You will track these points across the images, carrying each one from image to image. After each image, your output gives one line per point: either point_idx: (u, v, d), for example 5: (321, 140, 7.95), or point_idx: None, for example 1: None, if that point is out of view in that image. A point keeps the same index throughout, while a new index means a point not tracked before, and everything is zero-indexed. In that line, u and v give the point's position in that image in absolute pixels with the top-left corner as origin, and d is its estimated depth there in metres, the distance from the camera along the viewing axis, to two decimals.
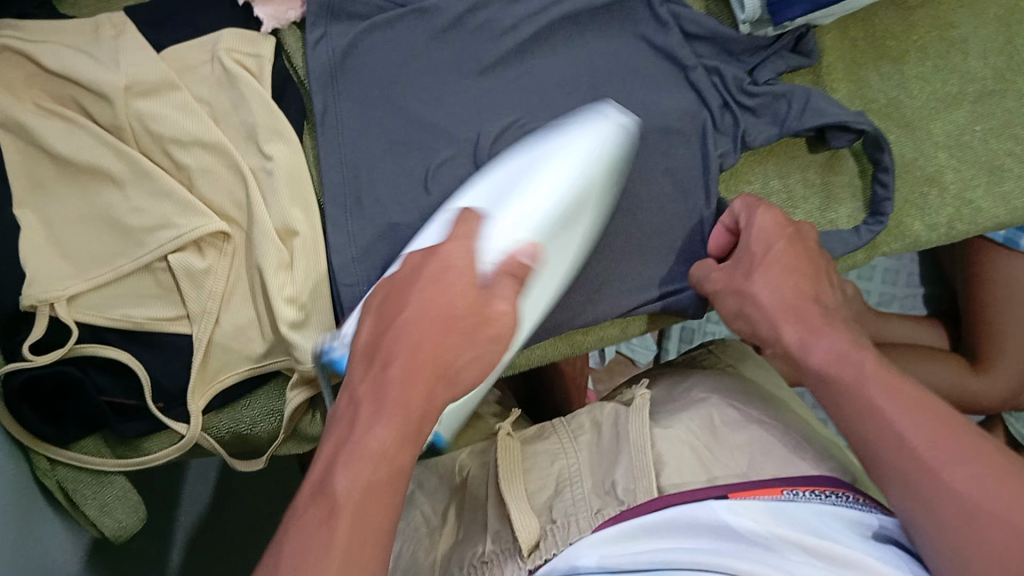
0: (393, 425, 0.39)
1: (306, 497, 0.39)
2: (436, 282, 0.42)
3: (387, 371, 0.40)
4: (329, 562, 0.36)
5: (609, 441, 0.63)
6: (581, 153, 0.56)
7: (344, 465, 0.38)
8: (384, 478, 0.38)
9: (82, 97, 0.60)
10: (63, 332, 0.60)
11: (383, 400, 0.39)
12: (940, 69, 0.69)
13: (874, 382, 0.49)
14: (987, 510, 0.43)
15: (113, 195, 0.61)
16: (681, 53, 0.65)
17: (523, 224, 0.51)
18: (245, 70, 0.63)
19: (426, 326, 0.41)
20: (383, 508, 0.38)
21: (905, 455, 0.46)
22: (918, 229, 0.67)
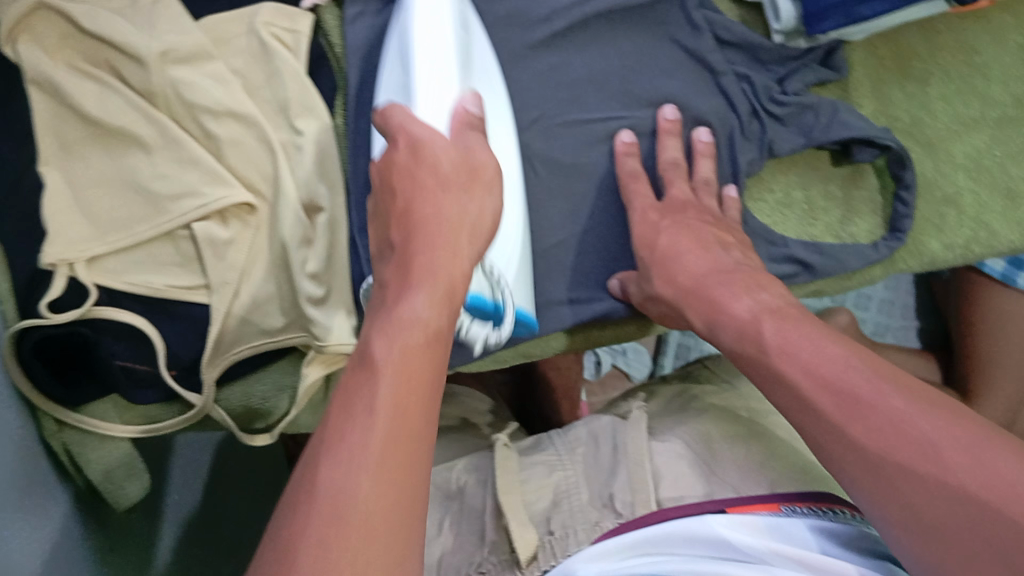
0: (431, 294, 0.42)
1: (352, 374, 0.39)
2: (414, 155, 0.47)
3: (415, 249, 0.44)
4: (383, 410, 0.37)
5: (607, 454, 0.63)
6: (425, 1, 0.57)
7: (384, 329, 0.40)
8: (428, 345, 0.40)
9: (116, 61, 0.60)
10: (80, 293, 0.59)
11: (411, 275, 0.43)
12: (963, 92, 0.70)
13: (787, 345, 0.48)
14: (911, 442, 0.41)
15: (140, 159, 0.61)
16: (712, 58, 0.66)
17: (445, 82, 0.53)
18: (282, 44, 0.63)
19: (435, 196, 0.46)
20: (426, 364, 0.40)
21: (824, 412, 0.45)
22: (934, 247, 0.68)
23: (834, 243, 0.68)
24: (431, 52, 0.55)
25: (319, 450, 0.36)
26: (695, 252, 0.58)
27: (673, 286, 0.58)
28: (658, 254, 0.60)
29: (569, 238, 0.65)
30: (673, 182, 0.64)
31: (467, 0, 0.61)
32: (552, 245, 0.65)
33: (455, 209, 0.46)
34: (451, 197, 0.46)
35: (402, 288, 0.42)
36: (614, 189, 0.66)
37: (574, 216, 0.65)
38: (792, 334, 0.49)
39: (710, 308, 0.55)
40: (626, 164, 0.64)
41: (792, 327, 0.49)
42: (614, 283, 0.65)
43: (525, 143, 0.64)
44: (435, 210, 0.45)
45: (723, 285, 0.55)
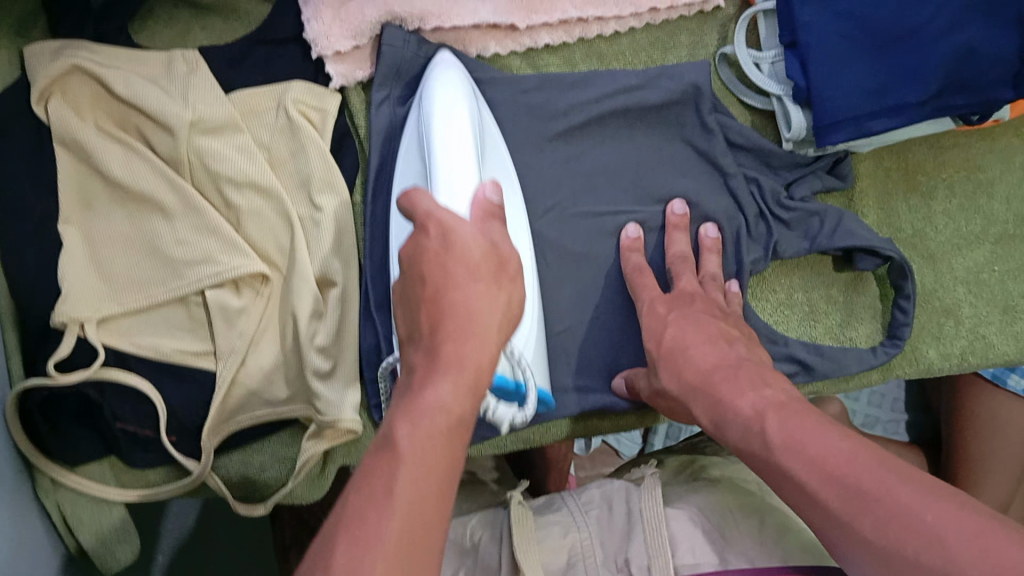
0: (454, 388, 0.41)
1: (369, 467, 0.39)
2: (444, 251, 0.44)
3: (447, 334, 0.42)
4: (400, 507, 0.37)
5: (621, 519, 0.64)
6: (445, 92, 0.58)
7: (410, 416, 0.40)
8: (450, 437, 0.40)
9: (143, 126, 0.62)
10: (89, 353, 0.60)
11: (439, 361, 0.42)
12: (965, 208, 0.71)
13: (787, 444, 0.48)
14: (915, 534, 0.41)
15: (159, 224, 0.61)
16: (723, 161, 0.67)
17: (471, 173, 0.53)
18: (308, 121, 0.64)
19: (467, 291, 0.43)
20: (447, 454, 0.40)
21: (832, 508, 0.45)
22: (931, 357, 0.70)
23: (834, 345, 0.69)
24: (454, 139, 0.55)
25: (337, 530, 0.37)
26: (699, 345, 0.58)
27: (678, 381, 0.58)
28: (661, 348, 0.60)
29: (575, 325, 0.66)
30: (681, 275, 0.65)
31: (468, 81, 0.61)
32: (558, 332, 0.66)
33: (486, 308, 0.44)
34: (489, 296, 0.44)
35: (417, 388, 0.41)
36: (622, 282, 0.67)
37: (582, 304, 0.66)
38: (796, 430, 0.48)
39: (712, 404, 0.55)
40: (630, 259, 0.65)
41: (794, 422, 0.49)
42: (619, 381, 0.66)
43: (539, 231, 0.65)
44: (466, 307, 0.43)
45: (728, 382, 0.54)
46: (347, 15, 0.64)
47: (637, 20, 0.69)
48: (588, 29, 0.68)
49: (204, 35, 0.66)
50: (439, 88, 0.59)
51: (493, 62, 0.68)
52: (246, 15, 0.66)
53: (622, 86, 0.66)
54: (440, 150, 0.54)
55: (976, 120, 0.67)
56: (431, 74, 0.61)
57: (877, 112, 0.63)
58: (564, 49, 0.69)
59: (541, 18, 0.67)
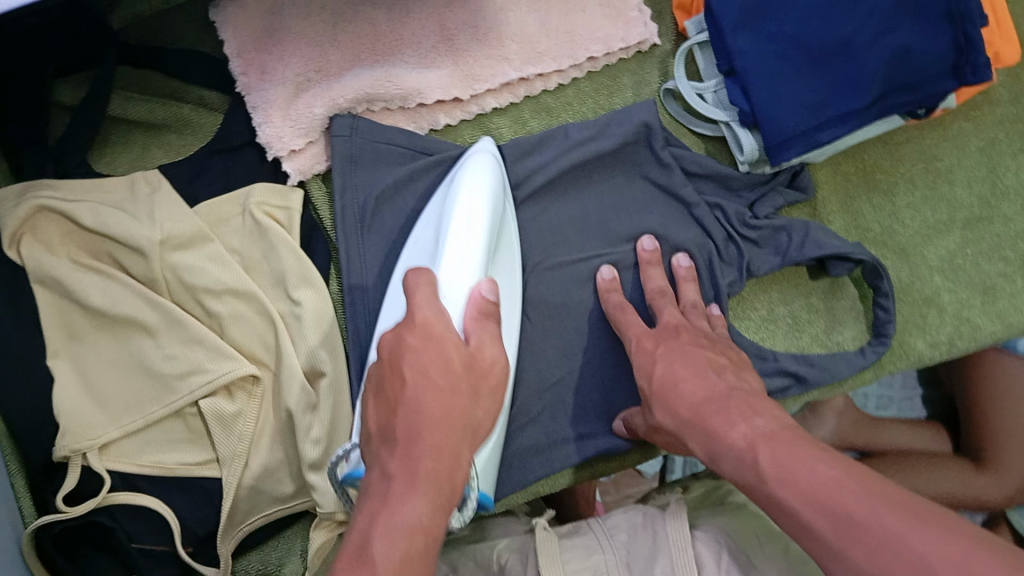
0: (425, 501, 0.43)
1: (349, 561, 0.41)
2: (423, 355, 0.46)
3: (415, 456, 0.44)
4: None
5: (646, 545, 0.63)
6: (470, 187, 0.59)
7: (383, 532, 0.42)
8: (417, 552, 0.42)
9: (117, 252, 0.64)
10: (96, 479, 0.61)
11: (413, 478, 0.43)
12: (928, 198, 0.73)
13: (781, 475, 0.47)
14: (904, 561, 0.41)
15: (145, 343, 0.63)
16: (684, 192, 0.69)
17: (473, 274, 0.54)
18: (275, 221, 0.66)
19: (433, 399, 0.45)
20: (417, 573, 0.41)
21: (826, 537, 0.44)
22: (921, 348, 0.70)
23: (823, 353, 0.70)
24: (461, 235, 0.56)
25: None
26: (690, 377, 0.57)
27: (671, 417, 0.57)
28: (652, 385, 0.59)
29: (565, 375, 0.67)
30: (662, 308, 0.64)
31: (484, 158, 0.63)
32: (549, 386, 0.67)
33: (458, 418, 0.46)
34: (460, 404, 0.46)
35: (386, 496, 0.43)
36: (604, 325, 0.68)
37: (569, 354, 0.67)
38: (788, 459, 0.48)
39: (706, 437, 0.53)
40: (611, 299, 0.66)
41: (784, 450, 0.48)
42: (618, 424, 0.67)
43: None
44: (442, 416, 0.45)
45: (716, 414, 0.54)
46: (296, 113, 0.66)
47: (579, 70, 0.72)
48: (533, 87, 0.71)
49: (161, 152, 0.69)
50: (466, 180, 0.60)
51: (444, 133, 0.70)
52: (196, 126, 0.69)
53: (574, 140, 0.67)
54: (446, 252, 0.56)
55: (922, 112, 0.69)
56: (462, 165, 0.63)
57: (824, 123, 0.64)
58: (513, 109, 0.72)
59: (483, 85, 0.69)
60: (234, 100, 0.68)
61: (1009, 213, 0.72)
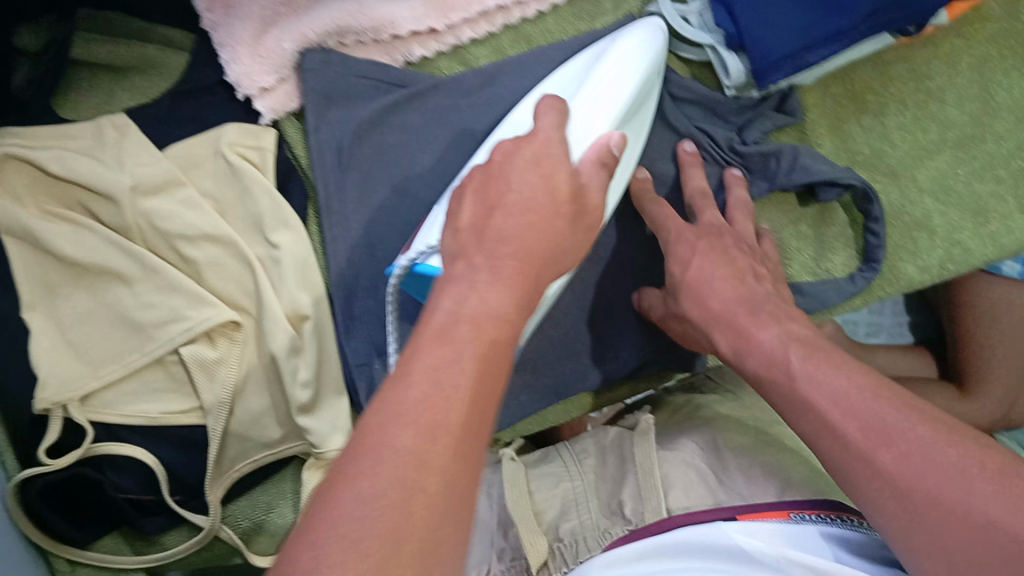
0: (509, 293, 0.38)
1: (434, 330, 0.35)
2: (537, 167, 0.44)
3: (500, 251, 0.40)
4: (472, 376, 0.34)
5: (615, 465, 0.65)
6: (617, 56, 0.58)
7: (470, 309, 0.36)
8: (504, 338, 0.37)
9: (87, 200, 0.62)
10: (80, 433, 0.61)
11: (504, 271, 0.39)
12: (919, 118, 0.71)
13: (809, 375, 0.49)
14: (940, 469, 0.42)
15: (121, 291, 0.61)
16: (672, 117, 0.66)
17: (601, 117, 0.54)
18: (248, 162, 0.64)
19: (525, 214, 0.42)
20: (502, 361, 0.36)
21: (851, 439, 0.46)
22: (911, 272, 0.70)
23: (812, 281, 0.69)
24: (594, 101, 0.55)
25: (384, 414, 0.32)
26: (725, 277, 0.58)
27: (700, 312, 0.58)
28: (686, 277, 0.59)
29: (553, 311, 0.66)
30: (706, 205, 0.64)
31: (654, 32, 0.61)
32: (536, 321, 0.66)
33: (553, 240, 0.42)
34: (559, 223, 0.42)
35: (472, 280, 0.38)
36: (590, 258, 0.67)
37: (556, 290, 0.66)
38: (819, 365, 0.49)
39: (737, 336, 0.55)
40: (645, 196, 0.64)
41: (818, 359, 0.50)
42: (634, 297, 0.66)
43: None
44: (539, 235, 0.41)
45: (747, 314, 0.55)
46: (264, 51, 0.64)
47: None
48: (509, 16, 0.68)
49: (128, 95, 0.66)
50: (619, 46, 0.59)
51: (421, 66, 0.68)
52: (162, 67, 0.67)
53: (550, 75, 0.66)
54: (579, 99, 0.55)
55: (913, 29, 0.66)
56: (631, 27, 0.61)
57: (812, 44, 0.63)
58: (491, 39, 0.69)
59: (459, 15, 0.67)
60: (199, 38, 0.66)
61: (1001, 131, 0.71)
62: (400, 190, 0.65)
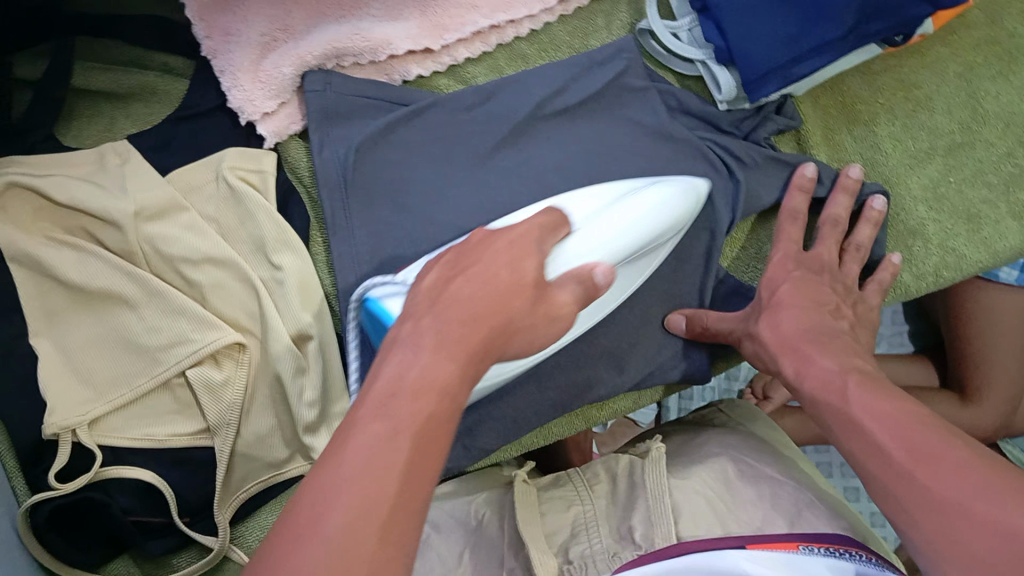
0: (457, 361, 0.39)
1: (374, 400, 0.37)
2: (510, 257, 0.47)
3: (448, 317, 0.42)
4: (405, 455, 0.35)
5: (625, 494, 0.66)
6: (628, 204, 0.58)
7: (415, 379, 0.38)
8: (444, 409, 0.38)
9: (91, 226, 0.63)
10: (86, 455, 0.61)
11: (451, 342, 0.40)
12: (909, 126, 0.72)
13: (861, 399, 0.51)
14: (974, 488, 0.42)
15: (126, 316, 0.62)
16: (671, 129, 0.68)
17: (597, 248, 0.54)
18: (250, 185, 0.65)
19: (477, 283, 0.44)
20: (439, 434, 0.37)
21: (897, 460, 0.46)
22: (907, 280, 0.71)
23: None
24: (600, 232, 0.55)
25: (315, 498, 0.34)
26: (806, 309, 0.61)
27: (776, 336, 0.60)
28: (773, 299, 0.63)
29: None
30: (825, 238, 0.67)
31: (693, 189, 0.63)
32: None
33: (513, 309, 0.44)
34: (518, 299, 0.44)
35: (418, 345, 0.40)
36: None
37: None
38: (874, 393, 0.51)
39: (797, 358, 0.58)
40: (791, 200, 0.68)
41: (873, 386, 0.52)
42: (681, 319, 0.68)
43: None
44: (505, 309, 0.43)
45: (817, 344, 0.58)
46: (264, 75, 0.65)
47: (549, 15, 0.70)
48: (504, 35, 0.70)
49: (128, 122, 0.68)
50: (644, 192, 0.60)
51: (420, 84, 0.70)
52: (163, 94, 0.68)
53: (551, 89, 0.68)
54: (586, 224, 0.56)
55: (899, 40, 0.68)
56: (674, 179, 0.63)
57: (801, 56, 0.64)
58: (487, 58, 0.71)
59: (453, 35, 0.68)
60: (199, 66, 0.67)
61: (990, 138, 0.72)
62: (405, 209, 0.65)
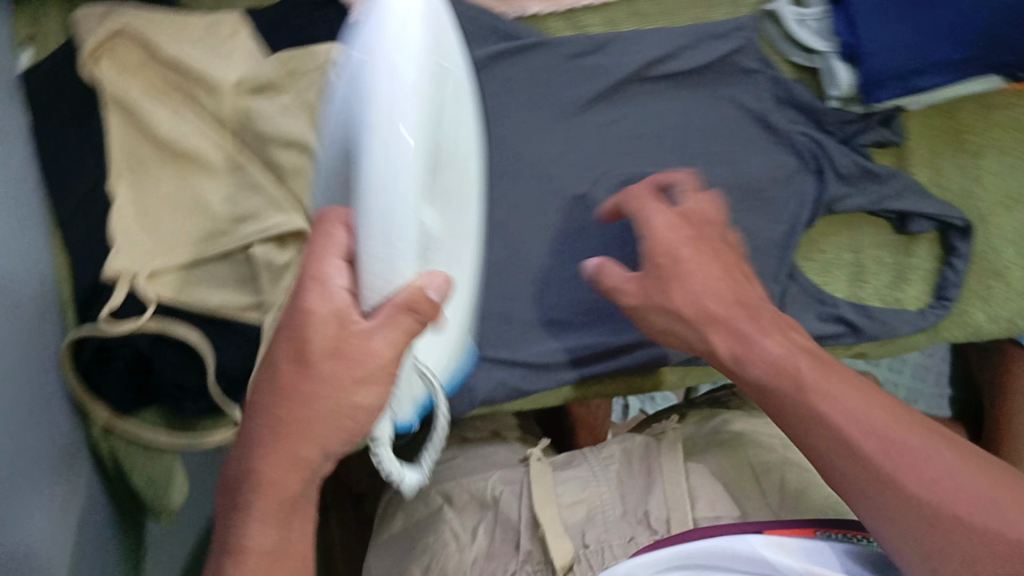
0: (291, 474, 0.43)
1: (251, 527, 0.43)
2: (311, 329, 0.41)
3: (276, 410, 0.43)
4: (270, 553, 0.43)
5: (642, 472, 0.66)
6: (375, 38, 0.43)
7: (254, 519, 0.43)
8: (295, 489, 0.44)
9: (192, 88, 0.64)
10: (139, 304, 0.61)
11: (269, 450, 0.43)
12: (1016, 167, 0.70)
13: (821, 385, 0.48)
14: (963, 496, 0.43)
15: (206, 183, 0.64)
16: (773, 117, 0.67)
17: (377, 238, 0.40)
18: (346, 81, 0.64)
19: (302, 368, 0.42)
20: (299, 505, 0.44)
21: (863, 456, 0.45)
22: (980, 319, 0.68)
23: (882, 306, 0.68)
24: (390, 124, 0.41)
25: None
26: (709, 274, 0.54)
27: (696, 308, 0.53)
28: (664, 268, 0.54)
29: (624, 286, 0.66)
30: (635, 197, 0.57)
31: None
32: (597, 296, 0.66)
33: (345, 387, 0.42)
34: (328, 365, 0.42)
35: (266, 472, 0.43)
36: None
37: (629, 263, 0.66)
38: (829, 376, 0.48)
39: (738, 339, 0.52)
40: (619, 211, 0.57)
41: (824, 368, 0.49)
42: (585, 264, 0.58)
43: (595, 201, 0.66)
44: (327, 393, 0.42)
45: (749, 319, 0.52)
46: None
47: None
48: None
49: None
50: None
51: (534, 21, 0.68)
52: None
53: (660, 52, 0.66)
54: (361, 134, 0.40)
55: None
56: None
57: (924, 69, 0.62)
58: (607, 9, 0.69)
59: None
60: None
61: None
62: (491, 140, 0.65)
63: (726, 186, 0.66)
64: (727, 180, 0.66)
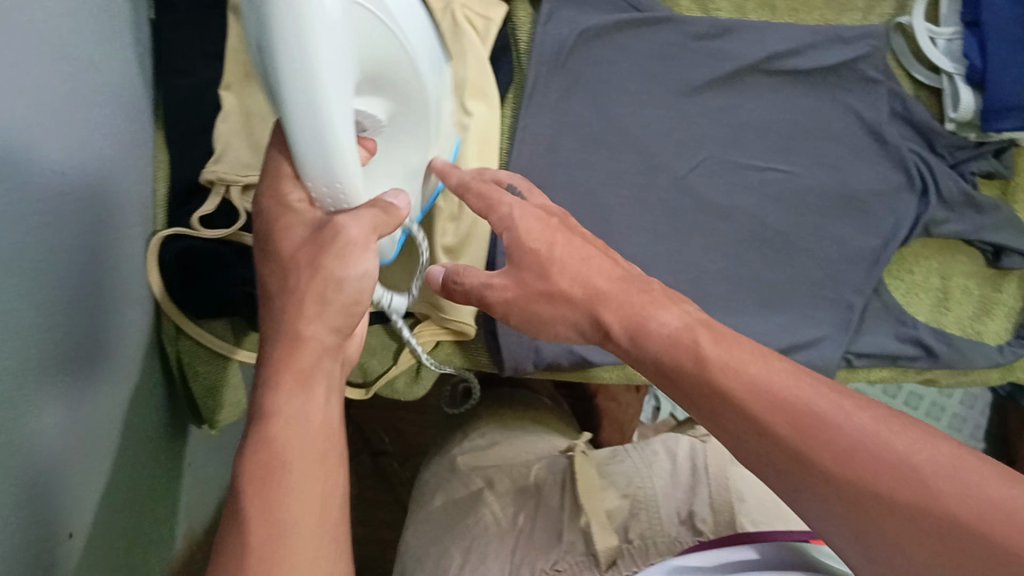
0: (293, 412, 0.37)
1: (247, 479, 0.35)
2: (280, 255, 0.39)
3: (275, 348, 0.38)
4: (266, 518, 0.34)
5: (687, 474, 0.62)
6: None
7: (249, 465, 0.35)
8: (315, 441, 0.37)
9: None
10: (231, 214, 0.62)
11: (264, 391, 0.37)
12: None
13: (725, 364, 0.40)
14: (896, 467, 0.33)
15: None
16: (888, 130, 0.66)
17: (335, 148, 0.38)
18: (472, 27, 0.62)
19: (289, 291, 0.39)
20: (318, 458, 0.36)
21: (788, 441, 0.36)
22: None
23: (961, 335, 0.69)
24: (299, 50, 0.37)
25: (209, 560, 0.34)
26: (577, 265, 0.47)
27: (584, 286, 0.47)
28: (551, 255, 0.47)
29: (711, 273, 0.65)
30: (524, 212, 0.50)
31: None
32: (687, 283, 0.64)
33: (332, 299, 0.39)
34: (304, 279, 0.39)
35: (269, 411, 0.37)
36: (762, 237, 0.66)
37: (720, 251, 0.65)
38: (732, 347, 0.41)
39: (625, 317, 0.45)
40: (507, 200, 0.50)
41: (722, 342, 0.42)
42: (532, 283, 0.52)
43: (691, 184, 0.66)
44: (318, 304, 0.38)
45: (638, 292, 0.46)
46: None
47: None
48: None
49: None
50: None
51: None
52: None
53: (787, 46, 0.65)
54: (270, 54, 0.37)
55: None
56: None
57: None
58: None
59: None
60: None
61: None
62: (602, 107, 0.65)
63: (826, 191, 0.67)
64: (828, 184, 0.67)
